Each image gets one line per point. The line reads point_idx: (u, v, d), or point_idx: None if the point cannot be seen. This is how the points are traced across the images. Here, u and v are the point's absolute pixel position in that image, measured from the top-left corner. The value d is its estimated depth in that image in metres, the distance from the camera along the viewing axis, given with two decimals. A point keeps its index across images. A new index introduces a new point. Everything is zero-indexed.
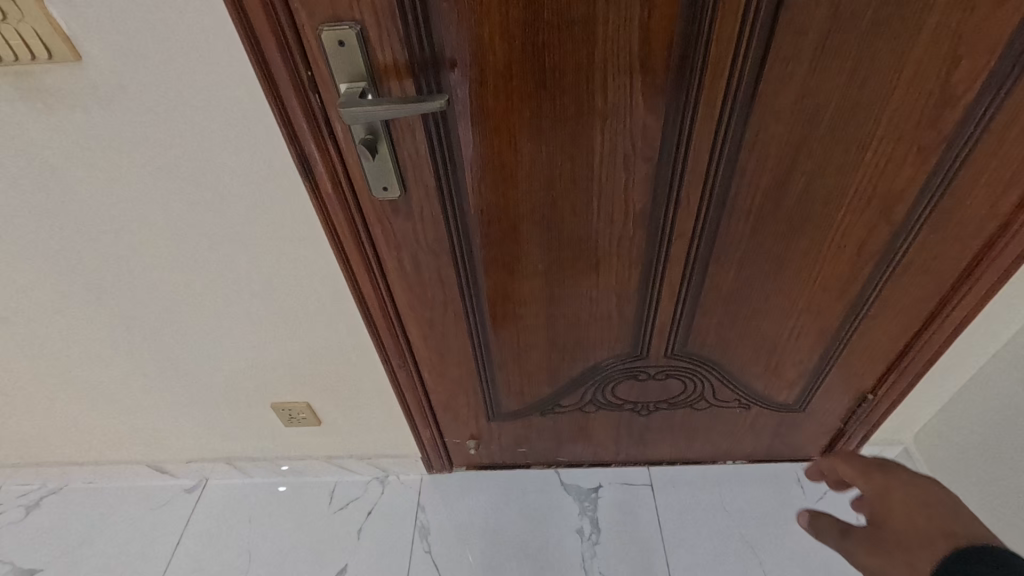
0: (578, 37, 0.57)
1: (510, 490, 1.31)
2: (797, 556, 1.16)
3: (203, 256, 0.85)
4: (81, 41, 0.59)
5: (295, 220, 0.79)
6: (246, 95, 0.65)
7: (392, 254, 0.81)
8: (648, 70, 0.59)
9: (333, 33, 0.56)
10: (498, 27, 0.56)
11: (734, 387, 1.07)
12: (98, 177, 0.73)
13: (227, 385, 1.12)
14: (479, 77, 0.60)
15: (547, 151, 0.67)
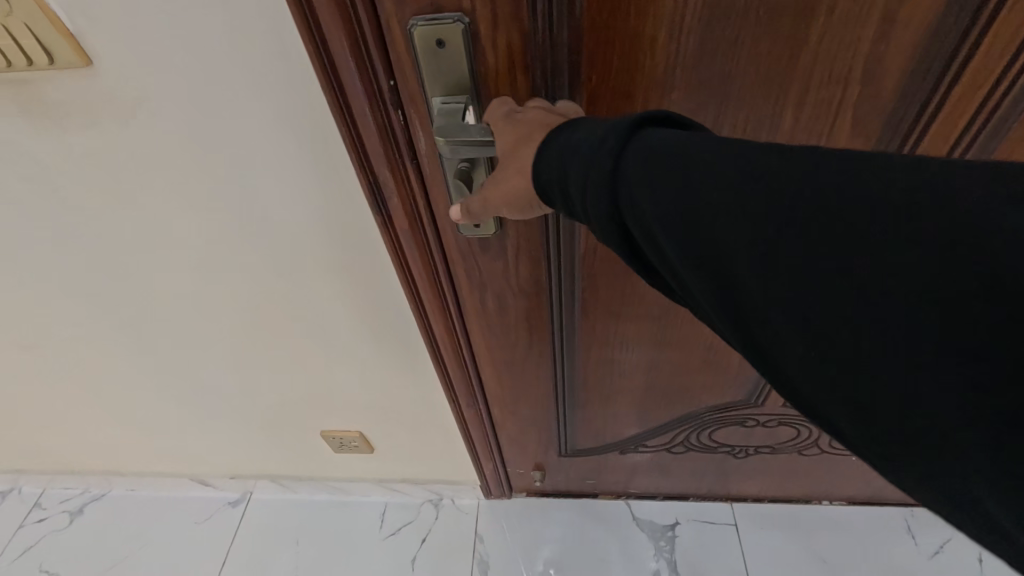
0: (781, 36, 0.40)
1: (576, 522, 1.19)
2: (868, 562, 1.09)
3: (250, 283, 0.73)
4: (91, 42, 0.44)
5: (360, 244, 0.66)
6: (304, 105, 0.49)
7: (473, 293, 0.66)
8: (870, 79, 0.42)
9: (431, 30, 0.41)
10: (665, 21, 0.40)
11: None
12: (123, 201, 0.60)
13: (274, 410, 1.02)
14: (625, 95, 0.44)
15: None
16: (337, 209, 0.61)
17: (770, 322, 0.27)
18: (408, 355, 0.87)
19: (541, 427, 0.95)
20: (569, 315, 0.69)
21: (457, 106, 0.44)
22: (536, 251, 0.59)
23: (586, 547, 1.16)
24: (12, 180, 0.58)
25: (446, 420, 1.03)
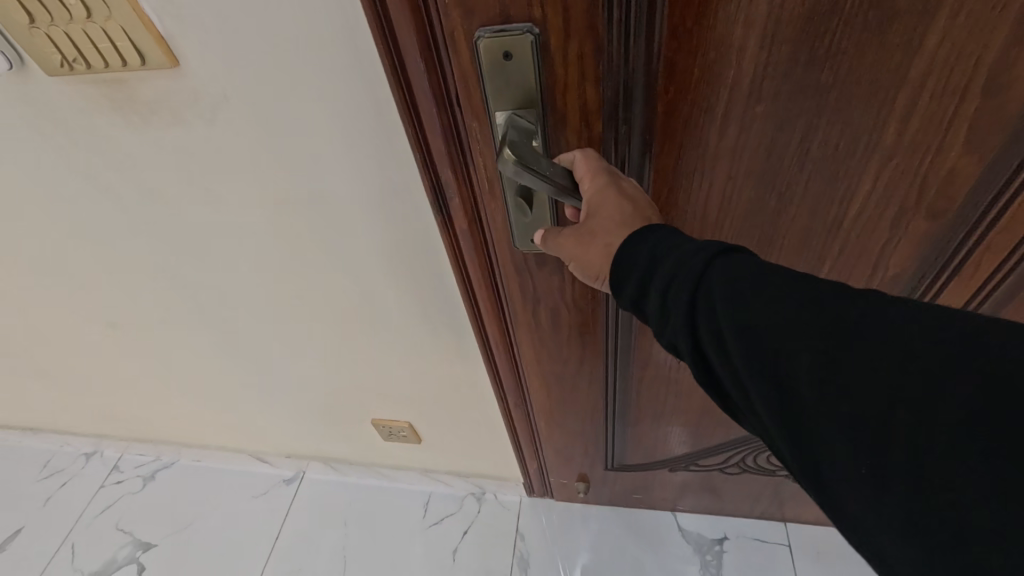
0: (874, 35, 0.41)
1: (619, 528, 1.17)
2: None
3: (312, 274, 0.76)
4: (180, 44, 0.46)
5: (418, 241, 0.67)
6: (372, 104, 0.50)
7: (526, 305, 0.65)
8: (960, 79, 0.43)
9: (498, 43, 0.41)
10: (756, 28, 0.41)
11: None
12: (201, 194, 0.63)
13: (329, 396, 1.06)
14: (707, 100, 0.45)
15: (771, 182, 0.51)
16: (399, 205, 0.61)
17: (826, 435, 0.29)
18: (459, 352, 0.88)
19: (588, 441, 0.94)
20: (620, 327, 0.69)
21: (522, 121, 0.45)
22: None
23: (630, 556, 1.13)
24: (106, 173, 0.62)
25: (493, 416, 1.04)
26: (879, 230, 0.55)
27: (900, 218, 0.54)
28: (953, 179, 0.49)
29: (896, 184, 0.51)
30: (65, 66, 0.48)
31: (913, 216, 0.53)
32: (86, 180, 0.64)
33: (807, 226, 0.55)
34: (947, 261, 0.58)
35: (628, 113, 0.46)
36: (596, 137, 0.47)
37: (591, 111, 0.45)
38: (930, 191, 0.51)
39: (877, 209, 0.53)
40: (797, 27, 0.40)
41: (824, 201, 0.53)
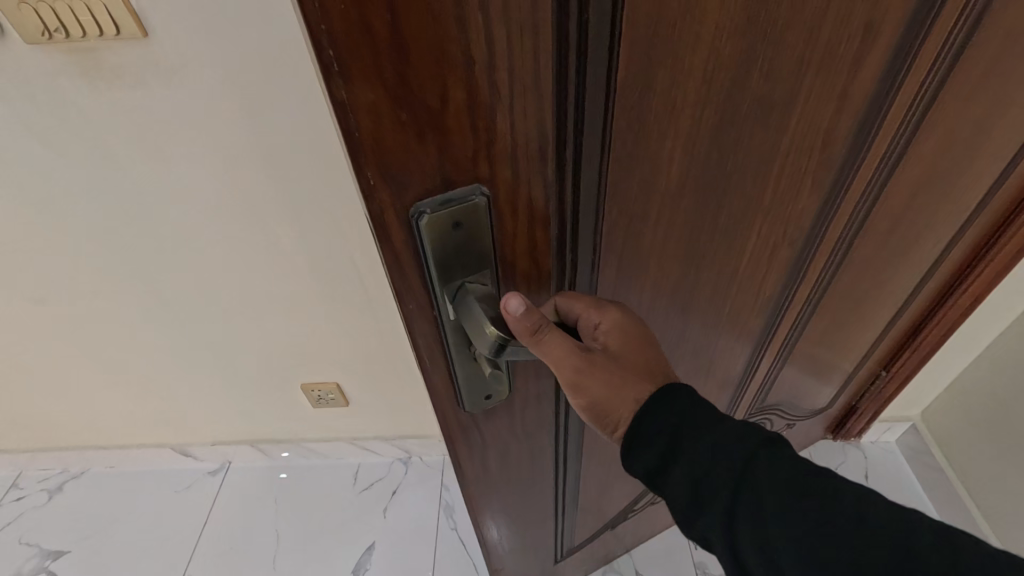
0: (756, 109, 0.45)
1: None
2: None
3: (247, 241, 0.87)
4: (151, 21, 0.61)
5: (338, 206, 0.82)
6: (302, 82, 0.67)
7: (478, 461, 0.59)
8: (810, 136, 0.51)
9: (447, 215, 0.35)
10: (682, 130, 0.43)
11: (777, 409, 1.04)
12: (151, 156, 0.75)
13: (258, 367, 1.13)
14: (645, 197, 0.47)
15: (685, 243, 0.54)
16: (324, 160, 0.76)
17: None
18: (380, 310, 1.01)
19: (541, 540, 0.91)
20: (564, 419, 0.66)
21: (478, 286, 0.40)
22: (540, 391, 0.58)
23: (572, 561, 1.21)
24: (63, 137, 0.73)
25: (417, 375, 1.16)
26: (761, 263, 0.64)
27: (775, 251, 0.63)
28: (800, 212, 0.60)
29: (774, 224, 0.59)
30: (44, 35, 0.61)
31: (782, 249, 0.64)
32: (40, 142, 0.74)
33: (716, 272, 0.61)
34: (801, 273, 0.70)
35: (571, 237, 0.45)
36: (541, 271, 0.44)
37: (538, 249, 0.42)
38: (793, 226, 0.61)
39: (760, 248, 0.61)
40: (705, 118, 0.43)
41: (728, 247, 0.58)
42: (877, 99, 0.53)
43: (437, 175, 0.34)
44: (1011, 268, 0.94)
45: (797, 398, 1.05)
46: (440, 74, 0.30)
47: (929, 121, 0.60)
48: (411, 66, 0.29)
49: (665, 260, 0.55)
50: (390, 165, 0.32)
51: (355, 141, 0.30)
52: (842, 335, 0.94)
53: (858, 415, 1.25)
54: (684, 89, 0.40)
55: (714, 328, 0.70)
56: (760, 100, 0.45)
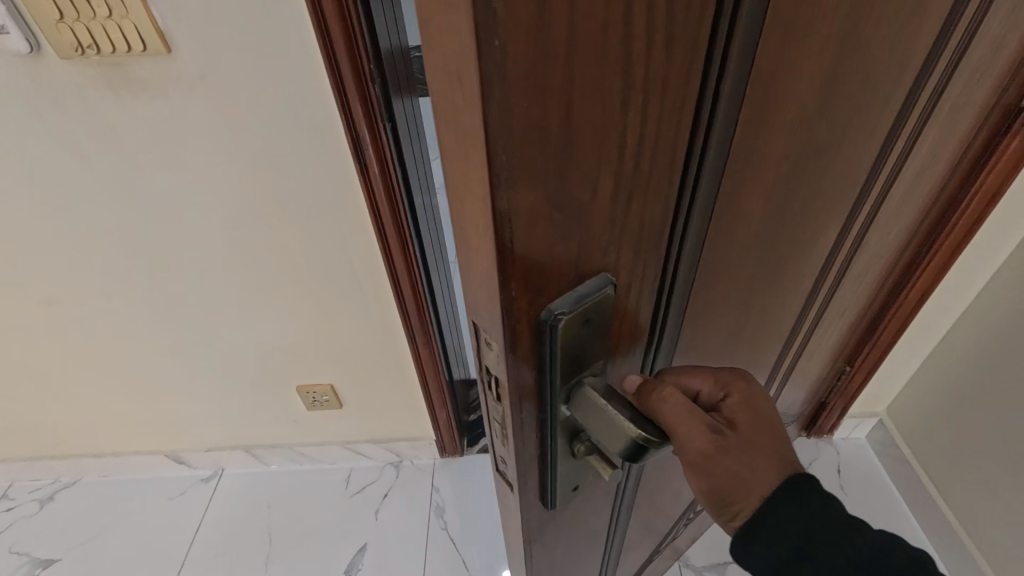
0: (835, 92, 0.39)
1: None
2: None
3: (251, 245, 0.93)
4: (174, 38, 0.69)
5: (335, 211, 0.87)
6: (304, 92, 0.74)
7: (545, 559, 0.49)
8: (864, 122, 0.46)
9: (582, 306, 0.29)
10: (779, 134, 0.36)
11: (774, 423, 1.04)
12: (165, 162, 0.81)
13: (255, 370, 1.18)
14: (734, 218, 0.39)
15: (751, 253, 0.46)
16: (325, 165, 0.81)
17: None
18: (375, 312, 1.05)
19: None
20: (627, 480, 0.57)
21: (597, 379, 0.34)
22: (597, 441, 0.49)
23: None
24: (85, 144, 0.79)
25: (408, 378, 1.20)
26: (801, 267, 0.58)
27: (813, 252, 0.58)
28: (837, 206, 0.54)
29: (818, 223, 0.54)
30: (78, 50, 0.69)
31: (817, 250, 0.58)
32: (62, 146, 0.80)
33: (767, 280, 0.53)
34: (826, 273, 0.66)
35: (668, 299, 0.39)
36: (639, 347, 0.39)
37: (639, 325, 0.37)
38: (829, 224, 0.56)
39: (803, 250, 0.55)
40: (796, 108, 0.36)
41: (781, 252, 0.51)
42: (919, 88, 0.49)
43: (573, 263, 0.28)
44: (958, 258, 1.02)
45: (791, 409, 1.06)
46: (601, 152, 0.25)
47: (943, 116, 0.58)
48: (574, 152, 0.24)
49: (731, 280, 0.46)
50: (536, 270, 0.26)
51: (508, 245, 0.25)
52: (833, 334, 0.95)
53: (829, 410, 1.32)
54: (793, 87, 0.34)
55: (753, 341, 0.63)
56: (837, 87, 0.39)
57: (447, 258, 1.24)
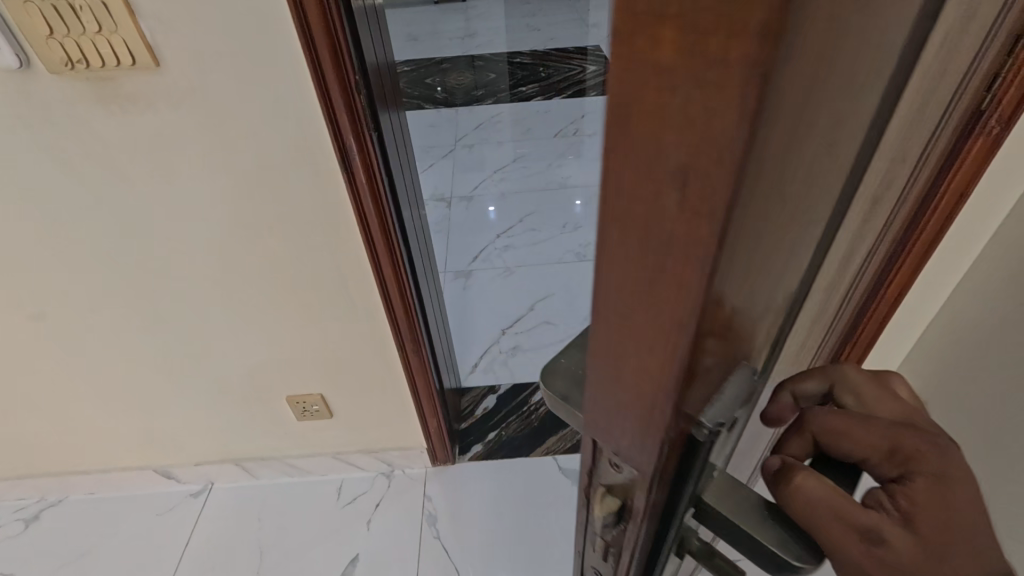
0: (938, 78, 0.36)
1: (507, 468, 1.41)
2: None
3: (240, 255, 0.93)
4: (162, 52, 0.70)
5: (321, 218, 0.88)
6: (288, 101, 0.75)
7: None
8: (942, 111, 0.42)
9: (720, 410, 0.29)
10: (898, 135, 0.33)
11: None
12: (153, 174, 0.82)
13: (244, 380, 1.17)
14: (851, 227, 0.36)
15: (849, 256, 0.42)
16: (313, 175, 0.83)
17: None
18: (363, 322, 1.06)
19: None
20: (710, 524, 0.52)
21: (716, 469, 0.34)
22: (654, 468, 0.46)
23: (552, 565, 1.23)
24: (73, 157, 0.80)
25: (399, 388, 1.21)
26: (869, 264, 0.54)
27: (880, 249, 0.54)
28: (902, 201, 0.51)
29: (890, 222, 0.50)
30: (67, 65, 0.70)
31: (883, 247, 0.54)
32: (52, 160, 0.81)
33: (850, 283, 0.49)
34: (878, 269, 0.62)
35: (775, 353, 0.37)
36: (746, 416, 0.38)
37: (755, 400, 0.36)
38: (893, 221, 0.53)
39: (876, 247, 0.51)
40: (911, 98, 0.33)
41: (864, 254, 0.47)
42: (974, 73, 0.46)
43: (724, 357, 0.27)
44: None
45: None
46: (782, 205, 0.23)
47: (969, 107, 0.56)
48: (765, 223, 0.22)
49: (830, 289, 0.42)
50: (705, 363, 0.25)
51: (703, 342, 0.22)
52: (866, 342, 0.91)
53: None
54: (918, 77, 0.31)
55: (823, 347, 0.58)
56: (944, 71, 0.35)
57: (435, 268, 1.26)
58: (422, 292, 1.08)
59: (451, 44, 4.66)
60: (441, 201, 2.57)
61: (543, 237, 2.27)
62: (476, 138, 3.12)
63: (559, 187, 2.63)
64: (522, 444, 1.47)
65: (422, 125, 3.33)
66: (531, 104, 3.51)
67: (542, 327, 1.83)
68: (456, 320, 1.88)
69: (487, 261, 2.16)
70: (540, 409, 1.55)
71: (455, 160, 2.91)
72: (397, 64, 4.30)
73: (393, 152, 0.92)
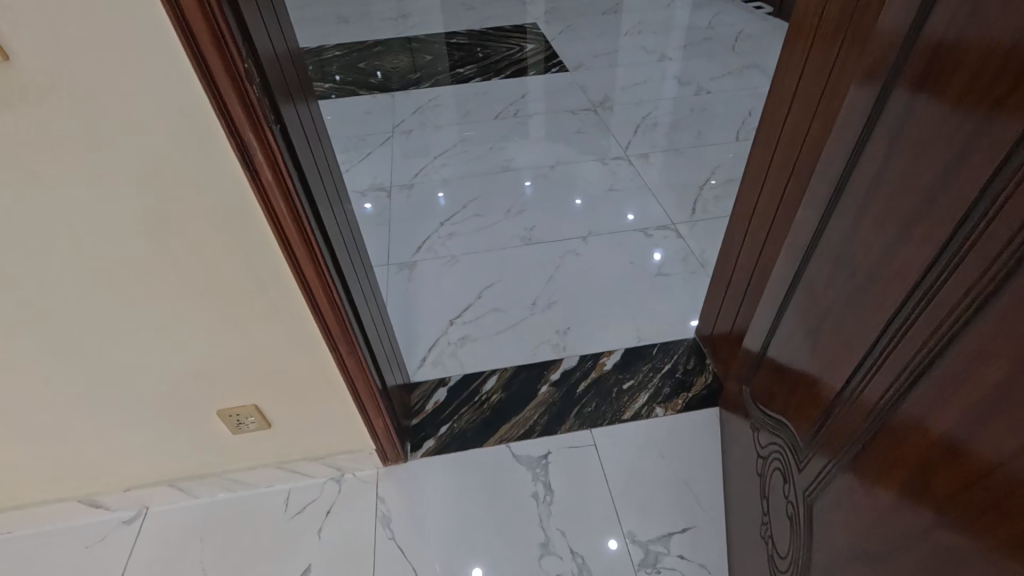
0: None
1: (460, 461, 1.40)
2: (702, 458, 1.38)
3: (142, 265, 0.86)
4: (10, 45, 0.62)
5: (226, 220, 0.82)
6: (168, 98, 0.68)
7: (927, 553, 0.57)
8: None
9: None
10: None
11: (764, 424, 1.05)
12: (24, 182, 0.73)
13: (169, 397, 1.10)
14: None
15: None
16: (211, 173, 0.76)
17: None
18: (294, 327, 1.00)
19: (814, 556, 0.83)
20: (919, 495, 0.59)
21: None
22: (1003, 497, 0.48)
23: (511, 552, 1.23)
24: None
25: (338, 391, 1.16)
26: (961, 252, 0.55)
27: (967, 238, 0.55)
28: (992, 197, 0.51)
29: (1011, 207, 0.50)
30: None
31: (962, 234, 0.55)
32: None
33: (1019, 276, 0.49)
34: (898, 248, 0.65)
35: None
36: None
37: None
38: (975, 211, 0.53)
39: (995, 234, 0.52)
40: None
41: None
42: None
43: None
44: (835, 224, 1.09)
45: (761, 402, 1.07)
46: None
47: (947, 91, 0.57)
48: None
49: None
50: None
51: None
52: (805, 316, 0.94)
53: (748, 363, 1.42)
54: None
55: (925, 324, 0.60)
56: None
57: (367, 265, 1.21)
58: (353, 291, 1.04)
59: (384, 26, 4.48)
60: (381, 191, 2.48)
61: (488, 222, 2.24)
62: (414, 123, 3.03)
63: (501, 170, 2.59)
64: (475, 435, 1.45)
65: (357, 112, 3.19)
66: (470, 86, 3.43)
67: (490, 314, 1.81)
68: (402, 312, 1.84)
69: (432, 250, 2.10)
70: (491, 397, 1.54)
71: (393, 147, 2.82)
72: (327, 48, 4.10)
73: (306, 146, 0.86)
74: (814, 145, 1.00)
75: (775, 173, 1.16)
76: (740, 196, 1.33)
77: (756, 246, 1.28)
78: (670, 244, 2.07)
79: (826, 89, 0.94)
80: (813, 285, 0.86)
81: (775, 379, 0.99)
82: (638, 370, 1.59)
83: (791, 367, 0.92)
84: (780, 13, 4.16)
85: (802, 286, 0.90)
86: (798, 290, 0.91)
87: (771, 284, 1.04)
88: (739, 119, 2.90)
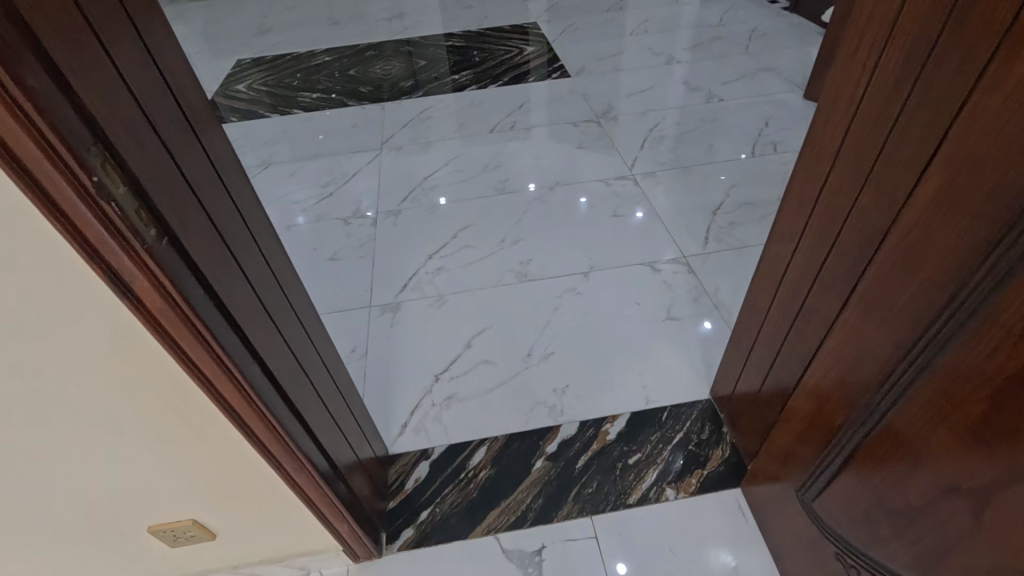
0: None
1: (444, 556, 1.22)
2: (719, 554, 1.19)
3: (19, 397, 0.68)
4: None
5: (117, 346, 0.64)
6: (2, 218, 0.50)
7: None
8: None
9: None
10: None
11: (870, 566, 0.85)
12: None
13: (82, 521, 0.91)
14: None
15: None
16: (99, 305, 0.58)
17: None
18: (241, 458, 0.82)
19: None
20: None
21: None
22: None
23: None
24: None
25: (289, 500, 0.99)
26: None
27: None
28: None
29: None
30: None
31: None
32: None
33: None
34: None
35: None
36: None
37: None
38: None
39: None
40: None
41: None
42: None
43: None
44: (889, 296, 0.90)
45: (851, 533, 0.87)
46: None
47: None
48: None
49: None
50: None
51: None
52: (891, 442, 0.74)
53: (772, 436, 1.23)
54: None
55: None
56: None
57: (323, 354, 1.03)
58: (298, 400, 0.86)
59: (377, 28, 4.27)
60: (365, 218, 2.30)
61: (479, 255, 2.04)
62: (404, 138, 2.84)
63: (497, 191, 2.39)
64: (459, 524, 1.28)
65: (345, 125, 3.00)
66: (464, 94, 3.22)
67: (480, 368, 1.62)
68: (382, 365, 1.66)
69: (418, 289, 1.92)
70: (479, 474, 1.36)
71: (381, 166, 2.62)
72: (316, 54, 3.90)
73: (224, 249, 0.67)
74: (860, 216, 0.80)
75: (808, 238, 0.96)
76: (767, 253, 1.13)
77: (786, 316, 1.08)
78: (679, 281, 1.86)
79: (884, 150, 0.73)
80: (942, 418, 0.65)
81: (875, 514, 0.80)
82: (646, 442, 1.40)
83: (915, 518, 0.72)
84: (796, 9, 3.91)
85: (911, 414, 0.70)
86: (903, 415, 0.71)
87: (845, 392, 0.84)
88: (755, 131, 2.68)
